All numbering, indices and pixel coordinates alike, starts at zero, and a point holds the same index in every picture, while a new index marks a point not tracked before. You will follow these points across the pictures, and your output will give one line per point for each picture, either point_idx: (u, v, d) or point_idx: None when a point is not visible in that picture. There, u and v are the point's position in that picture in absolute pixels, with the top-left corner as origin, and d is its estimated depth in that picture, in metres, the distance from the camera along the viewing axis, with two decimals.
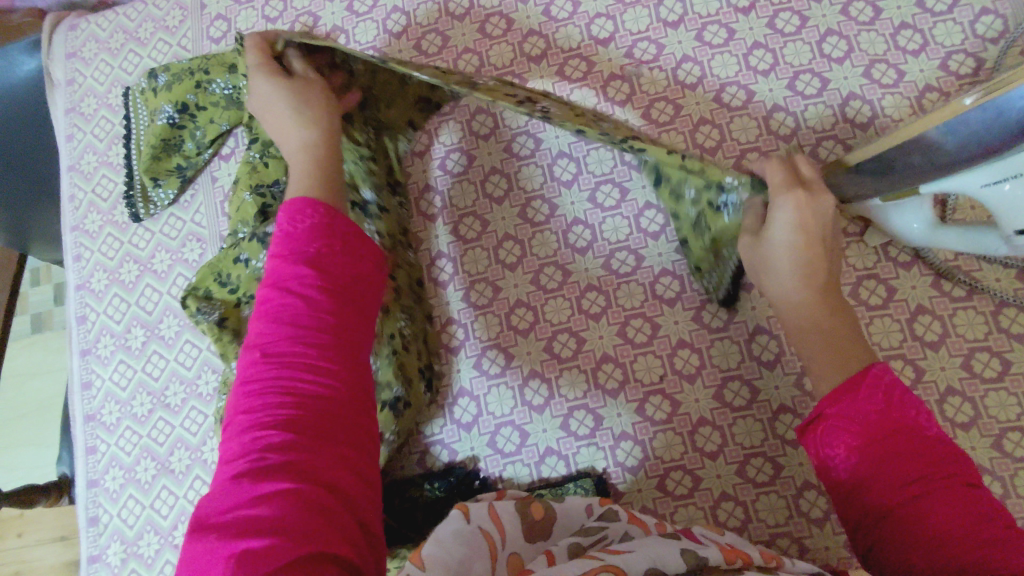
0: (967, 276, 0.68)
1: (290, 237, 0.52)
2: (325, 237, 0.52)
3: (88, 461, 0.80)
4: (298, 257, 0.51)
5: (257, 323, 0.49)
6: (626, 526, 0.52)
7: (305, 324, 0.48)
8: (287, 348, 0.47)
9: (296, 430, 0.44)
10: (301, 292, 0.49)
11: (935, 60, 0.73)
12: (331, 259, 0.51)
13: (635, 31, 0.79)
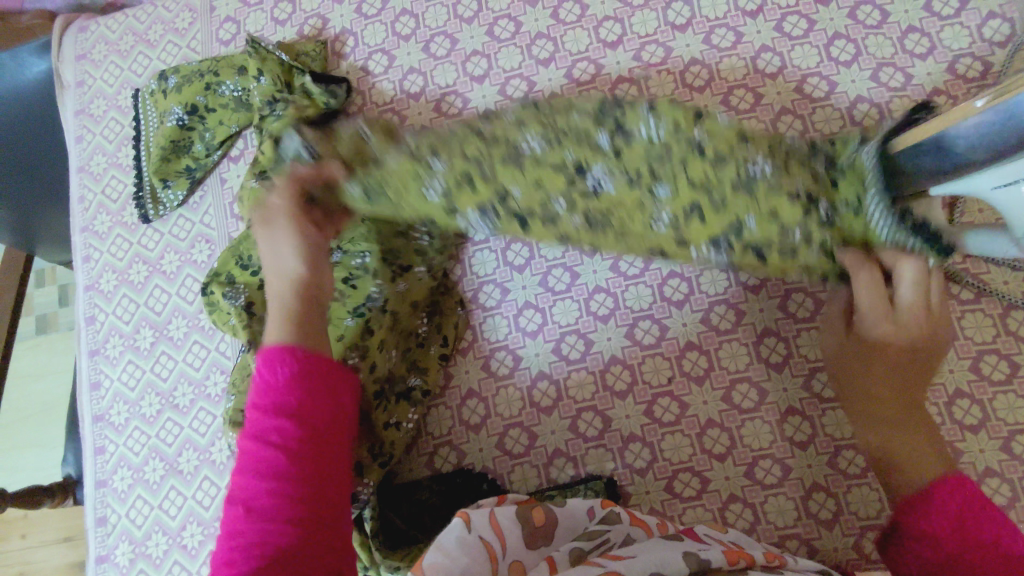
0: (976, 278, 0.68)
1: (273, 382, 0.49)
2: (313, 378, 0.50)
3: (97, 461, 0.80)
4: (281, 401, 0.48)
5: (236, 479, 0.46)
6: (628, 528, 0.54)
7: (287, 473, 0.45)
8: (265, 502, 0.44)
9: None
10: (281, 442, 0.46)
11: (943, 63, 0.73)
12: (315, 406, 0.48)
13: (644, 33, 0.79)
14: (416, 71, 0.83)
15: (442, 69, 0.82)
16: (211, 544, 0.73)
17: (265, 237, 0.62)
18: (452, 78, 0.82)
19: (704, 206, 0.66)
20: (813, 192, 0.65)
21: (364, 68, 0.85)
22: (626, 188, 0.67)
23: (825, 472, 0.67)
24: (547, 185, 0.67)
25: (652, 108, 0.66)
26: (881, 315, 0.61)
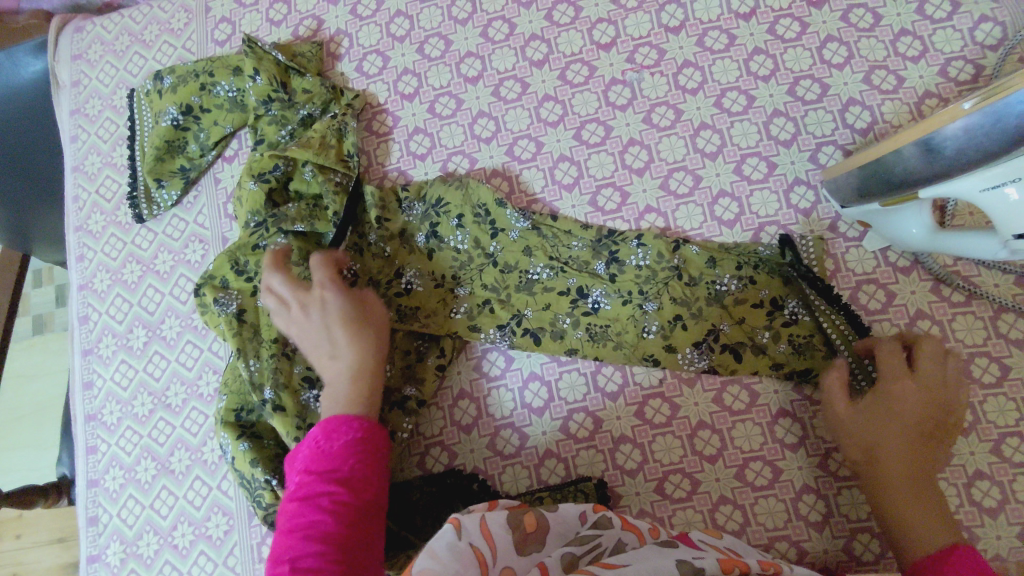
0: (966, 281, 0.68)
1: (327, 450, 0.52)
2: (351, 465, 0.51)
3: (89, 461, 0.80)
4: (327, 476, 0.50)
5: (282, 542, 0.47)
6: (620, 533, 0.54)
7: (327, 540, 0.47)
8: (309, 563, 0.45)
9: None
10: (324, 512, 0.48)
11: (935, 66, 0.73)
12: (353, 492, 0.49)
13: (637, 36, 0.80)
14: (410, 72, 0.83)
15: (436, 70, 0.83)
16: (202, 544, 0.74)
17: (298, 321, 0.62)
18: (446, 79, 0.82)
19: (686, 317, 0.70)
20: (779, 296, 0.70)
21: (358, 69, 0.85)
22: (621, 304, 0.72)
23: (815, 474, 0.67)
24: (554, 307, 0.73)
25: (640, 241, 0.73)
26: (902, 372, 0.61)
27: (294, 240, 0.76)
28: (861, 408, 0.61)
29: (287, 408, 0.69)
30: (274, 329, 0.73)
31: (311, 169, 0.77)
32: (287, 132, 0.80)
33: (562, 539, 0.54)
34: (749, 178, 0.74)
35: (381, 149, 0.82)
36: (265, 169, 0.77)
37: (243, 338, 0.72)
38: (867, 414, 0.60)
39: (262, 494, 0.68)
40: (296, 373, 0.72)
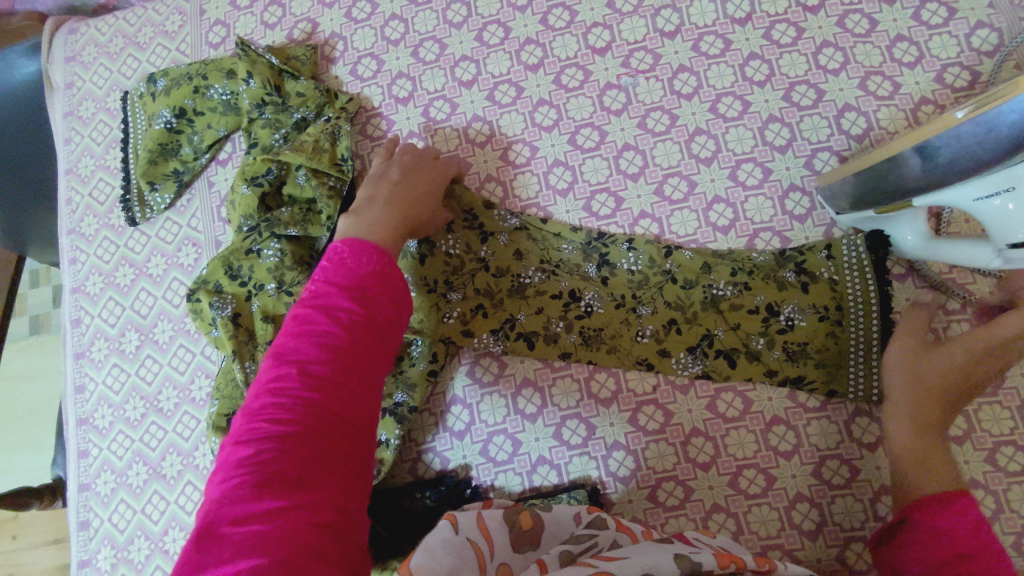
0: (961, 289, 0.68)
1: (347, 266, 0.53)
2: (367, 284, 0.52)
3: (80, 465, 0.80)
4: (345, 289, 0.51)
5: (289, 339, 0.48)
6: (615, 534, 0.53)
7: (330, 349, 0.48)
8: (314, 368, 0.47)
9: (308, 438, 0.43)
10: (334, 323, 0.49)
11: (931, 72, 0.73)
12: (365, 309, 0.51)
13: (633, 40, 0.79)
14: (405, 76, 0.83)
15: (431, 74, 0.82)
16: None
17: (379, 173, 0.68)
18: (441, 83, 0.82)
19: (680, 321, 0.71)
20: (775, 302, 0.69)
21: (353, 72, 0.84)
22: (614, 308, 0.72)
23: (808, 482, 0.66)
24: (547, 311, 0.73)
25: (632, 245, 0.73)
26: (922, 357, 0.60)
27: (287, 244, 0.75)
28: (905, 373, 0.61)
29: None
30: (269, 334, 0.73)
31: (304, 172, 0.77)
32: (280, 135, 0.79)
33: (557, 541, 0.53)
34: (744, 184, 0.74)
35: (375, 152, 0.82)
36: (258, 173, 0.77)
37: (238, 341, 0.73)
38: (909, 372, 0.60)
39: None
40: None
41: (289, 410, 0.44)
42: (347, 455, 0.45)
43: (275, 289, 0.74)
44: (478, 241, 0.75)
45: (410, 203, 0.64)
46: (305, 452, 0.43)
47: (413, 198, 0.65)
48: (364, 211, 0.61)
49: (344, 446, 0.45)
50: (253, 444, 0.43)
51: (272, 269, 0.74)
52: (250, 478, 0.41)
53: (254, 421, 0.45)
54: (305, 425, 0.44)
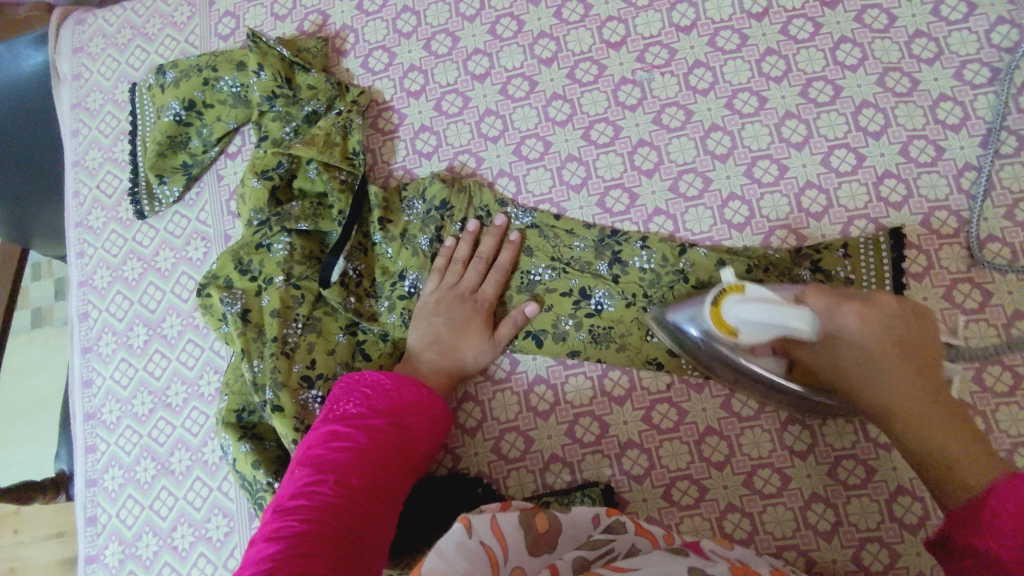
0: (981, 287, 0.67)
1: (389, 391, 0.63)
2: (401, 409, 0.62)
3: (88, 460, 0.79)
4: (384, 418, 0.61)
5: (323, 447, 0.58)
6: (633, 538, 0.53)
7: (360, 469, 0.56)
8: (343, 464, 0.56)
9: (333, 524, 0.51)
10: (370, 442, 0.58)
11: (949, 68, 0.72)
12: (397, 433, 0.61)
13: (648, 34, 0.78)
14: (417, 69, 0.82)
15: (443, 68, 0.81)
16: (202, 546, 0.73)
17: (450, 280, 0.73)
18: (453, 77, 0.81)
19: None
20: None
21: (364, 65, 0.83)
22: (624, 306, 0.71)
23: (824, 482, 0.66)
24: (557, 309, 0.72)
25: (645, 243, 0.72)
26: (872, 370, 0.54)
27: (297, 239, 0.75)
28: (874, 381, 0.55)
29: (285, 408, 0.68)
30: (274, 328, 0.71)
31: (315, 168, 0.76)
32: (291, 128, 0.79)
33: (574, 543, 0.53)
34: (760, 181, 0.73)
35: (386, 147, 0.81)
36: (269, 166, 0.76)
37: (247, 338, 0.71)
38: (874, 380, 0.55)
39: (263, 496, 0.68)
40: (295, 372, 0.70)
41: (319, 514, 0.52)
42: (362, 560, 0.51)
43: (283, 283, 0.73)
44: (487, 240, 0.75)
45: (465, 329, 0.71)
46: (327, 549, 0.49)
47: (462, 324, 0.71)
48: (432, 337, 0.71)
49: (362, 552, 0.52)
50: (279, 541, 0.49)
51: (281, 262, 0.74)
52: (285, 547, 0.48)
53: (284, 518, 0.52)
54: (329, 530, 0.51)
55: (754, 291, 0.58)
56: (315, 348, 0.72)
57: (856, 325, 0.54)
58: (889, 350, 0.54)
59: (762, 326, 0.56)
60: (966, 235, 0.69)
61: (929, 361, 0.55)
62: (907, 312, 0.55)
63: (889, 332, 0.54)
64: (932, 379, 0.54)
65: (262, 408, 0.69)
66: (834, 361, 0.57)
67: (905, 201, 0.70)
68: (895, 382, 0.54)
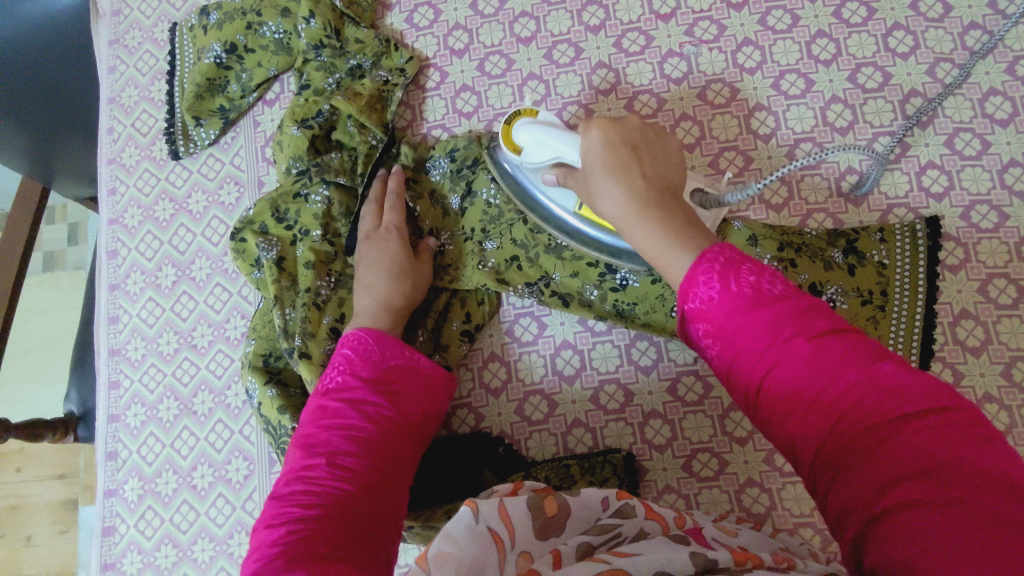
0: (1017, 284, 0.68)
1: (373, 358, 0.61)
2: (387, 376, 0.60)
3: (110, 396, 0.79)
4: (369, 385, 0.59)
5: (313, 427, 0.57)
6: (643, 522, 0.51)
7: (354, 445, 0.55)
8: (337, 443, 0.55)
9: (334, 507, 0.49)
10: (361, 416, 0.57)
11: (1002, 63, 0.72)
12: (386, 401, 0.58)
13: (698, 9, 0.78)
14: (461, 28, 0.81)
15: (489, 28, 0.81)
16: (221, 487, 0.73)
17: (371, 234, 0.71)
18: (498, 38, 0.80)
19: None
20: (818, 282, 0.68)
21: (408, 20, 0.82)
22: (650, 283, 0.69)
23: None
24: (582, 277, 0.71)
25: None
26: (612, 163, 0.55)
27: (335, 191, 0.75)
28: (610, 171, 0.55)
29: (314, 355, 0.68)
30: (309, 279, 0.72)
31: (355, 125, 0.76)
32: (333, 80, 0.78)
33: (581, 527, 0.51)
34: (801, 163, 0.73)
35: (426, 103, 0.80)
36: (308, 114, 0.76)
37: (281, 286, 0.71)
38: (615, 166, 0.55)
39: (287, 441, 0.68)
40: (325, 322, 0.71)
41: (319, 497, 0.50)
42: (377, 529, 0.51)
43: (319, 236, 0.73)
44: None
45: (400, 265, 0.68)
46: (335, 527, 0.47)
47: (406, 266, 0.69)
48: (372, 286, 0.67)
49: (373, 524, 0.51)
50: (285, 525, 0.48)
51: (319, 215, 0.74)
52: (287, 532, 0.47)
53: (283, 505, 0.50)
54: (333, 508, 0.49)
55: (545, 119, 0.65)
56: (345, 302, 0.72)
57: (597, 139, 0.57)
58: (623, 154, 0.56)
59: (542, 144, 0.63)
60: (1005, 232, 0.69)
61: (660, 174, 0.56)
62: (646, 131, 0.59)
63: (627, 144, 0.57)
64: (661, 179, 0.56)
65: (288, 355, 0.68)
66: (586, 182, 0.58)
67: (946, 192, 0.70)
68: (631, 186, 0.54)
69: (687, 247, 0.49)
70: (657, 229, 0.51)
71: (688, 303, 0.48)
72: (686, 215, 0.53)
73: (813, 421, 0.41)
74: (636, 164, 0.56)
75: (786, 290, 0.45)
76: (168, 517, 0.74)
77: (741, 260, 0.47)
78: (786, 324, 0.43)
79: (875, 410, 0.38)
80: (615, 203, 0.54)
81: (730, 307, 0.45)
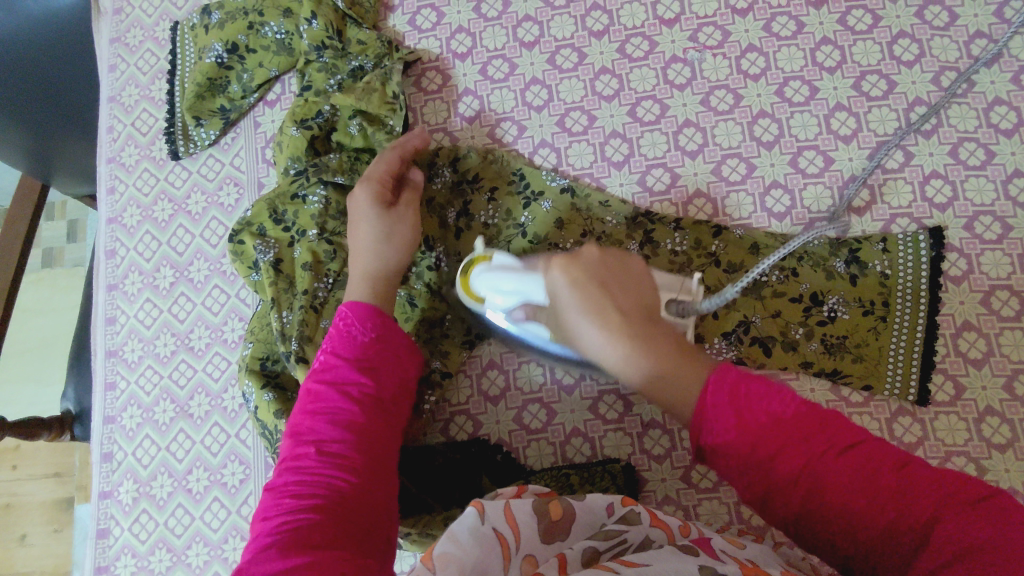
0: (1020, 296, 0.67)
1: (352, 336, 0.59)
2: (369, 351, 0.58)
3: (106, 397, 0.79)
4: (351, 363, 0.57)
5: (300, 415, 0.55)
6: (647, 531, 0.50)
7: (341, 429, 0.53)
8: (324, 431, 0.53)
9: (328, 500, 0.48)
10: (344, 397, 0.55)
11: (1008, 72, 0.71)
12: (370, 378, 0.56)
13: (703, 14, 0.77)
14: (464, 31, 0.81)
15: (491, 31, 0.80)
16: (217, 491, 0.73)
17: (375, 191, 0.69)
18: (501, 42, 0.80)
19: (717, 305, 0.70)
20: (819, 292, 0.68)
21: (411, 22, 0.82)
22: None
23: None
24: None
25: (679, 226, 0.71)
26: (588, 303, 0.46)
27: (333, 192, 0.74)
28: (590, 313, 0.46)
29: (311, 359, 0.68)
30: (306, 282, 0.71)
31: (357, 126, 0.76)
32: (335, 81, 0.78)
33: (586, 532, 0.51)
34: (804, 171, 0.73)
35: (428, 106, 0.80)
36: (308, 115, 0.76)
37: (278, 289, 0.71)
38: (591, 308, 0.46)
39: None
40: (323, 327, 0.70)
41: (310, 490, 0.49)
42: (376, 522, 0.50)
43: (316, 237, 0.73)
44: (517, 209, 0.74)
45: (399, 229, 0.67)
46: (328, 520, 0.47)
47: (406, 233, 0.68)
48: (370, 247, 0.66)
49: (370, 512, 0.50)
50: (279, 524, 0.47)
51: (316, 215, 0.73)
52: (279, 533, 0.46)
53: (276, 500, 0.49)
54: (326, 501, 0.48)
55: (500, 259, 0.61)
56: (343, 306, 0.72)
57: (563, 279, 0.48)
58: (594, 289, 0.46)
59: (504, 289, 0.59)
60: (1009, 243, 0.68)
61: (642, 299, 0.48)
62: (609, 259, 0.49)
63: (599, 279, 0.47)
64: (643, 305, 0.48)
65: (286, 360, 0.68)
66: (559, 321, 0.49)
67: (950, 203, 0.70)
68: (613, 325, 0.45)
69: (690, 376, 0.43)
70: (660, 371, 0.44)
71: (704, 436, 0.42)
72: (683, 350, 0.45)
73: (850, 537, 0.38)
74: (616, 301, 0.46)
75: (800, 407, 0.41)
76: (163, 520, 0.74)
77: (746, 385, 0.42)
78: (804, 445, 0.39)
79: (900, 518, 0.37)
80: (600, 353, 0.46)
81: (747, 443, 0.40)
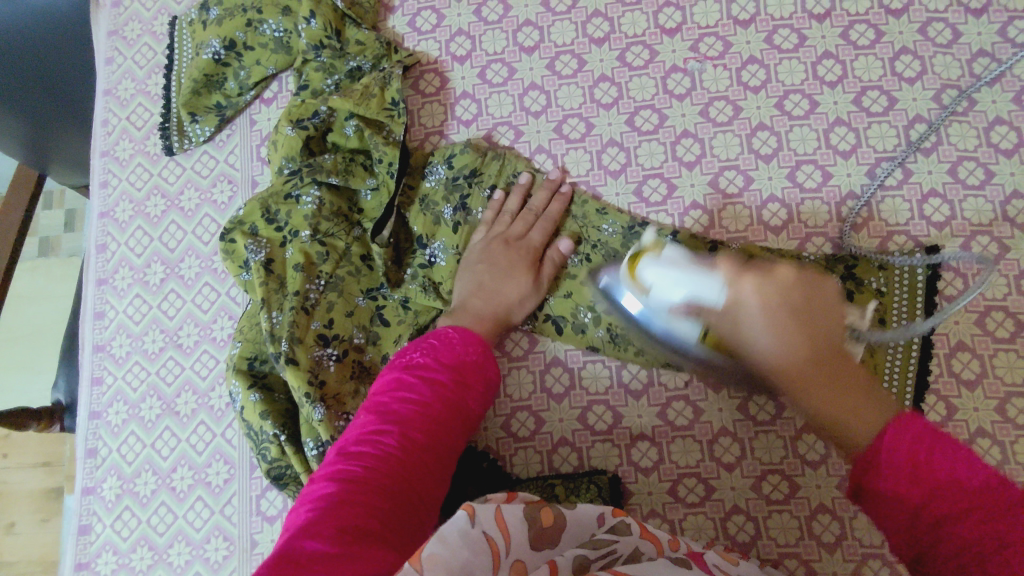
0: (1015, 318, 0.66)
1: (452, 345, 0.58)
2: (466, 369, 0.57)
3: (93, 392, 0.78)
4: (445, 370, 0.56)
5: (383, 395, 0.54)
6: (637, 542, 0.50)
7: (419, 422, 0.52)
8: (399, 413, 0.52)
9: (388, 481, 0.47)
10: (431, 395, 0.54)
11: (1010, 92, 0.71)
12: (458, 392, 0.55)
13: (704, 24, 0.77)
14: (464, 34, 0.80)
15: (492, 35, 0.80)
16: (200, 490, 0.72)
17: (498, 229, 0.72)
18: (501, 46, 0.79)
19: None
20: None
21: (411, 23, 0.81)
22: None
23: (834, 494, 0.65)
24: (576, 297, 0.71)
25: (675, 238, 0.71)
26: (767, 315, 0.51)
27: (327, 193, 0.74)
28: (773, 329, 0.50)
29: (300, 361, 0.67)
30: (297, 283, 0.70)
31: (354, 126, 0.75)
32: (332, 81, 0.77)
33: (576, 541, 0.50)
34: (802, 185, 0.72)
35: (426, 109, 0.79)
36: (304, 115, 0.75)
37: (269, 289, 0.71)
38: (777, 325, 0.50)
39: (268, 447, 0.68)
40: (313, 329, 0.70)
41: (375, 463, 0.48)
42: (412, 519, 0.48)
43: (308, 238, 0.72)
44: None
45: (510, 274, 0.69)
46: (382, 500, 0.46)
47: (505, 270, 0.69)
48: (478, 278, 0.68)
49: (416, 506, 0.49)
50: (333, 487, 0.45)
51: (309, 216, 0.72)
52: (333, 499, 0.44)
53: (342, 462, 0.48)
54: (385, 479, 0.47)
55: (671, 253, 0.60)
56: (333, 307, 0.71)
57: (755, 296, 0.51)
58: (783, 315, 0.50)
59: (675, 283, 0.58)
60: (1005, 264, 0.68)
61: (827, 328, 0.51)
62: (808, 277, 0.53)
63: (789, 297, 0.51)
64: (830, 341, 0.51)
65: (274, 359, 0.67)
66: (733, 323, 0.53)
67: (947, 222, 0.69)
68: (791, 340, 0.50)
69: (874, 416, 0.46)
70: (834, 396, 0.48)
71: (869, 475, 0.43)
72: (865, 383, 0.49)
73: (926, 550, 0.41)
74: (800, 321, 0.51)
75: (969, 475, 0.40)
76: (145, 518, 0.73)
77: (933, 438, 0.41)
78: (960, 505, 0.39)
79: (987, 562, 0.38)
80: (776, 358, 0.50)
81: (916, 494, 0.41)
